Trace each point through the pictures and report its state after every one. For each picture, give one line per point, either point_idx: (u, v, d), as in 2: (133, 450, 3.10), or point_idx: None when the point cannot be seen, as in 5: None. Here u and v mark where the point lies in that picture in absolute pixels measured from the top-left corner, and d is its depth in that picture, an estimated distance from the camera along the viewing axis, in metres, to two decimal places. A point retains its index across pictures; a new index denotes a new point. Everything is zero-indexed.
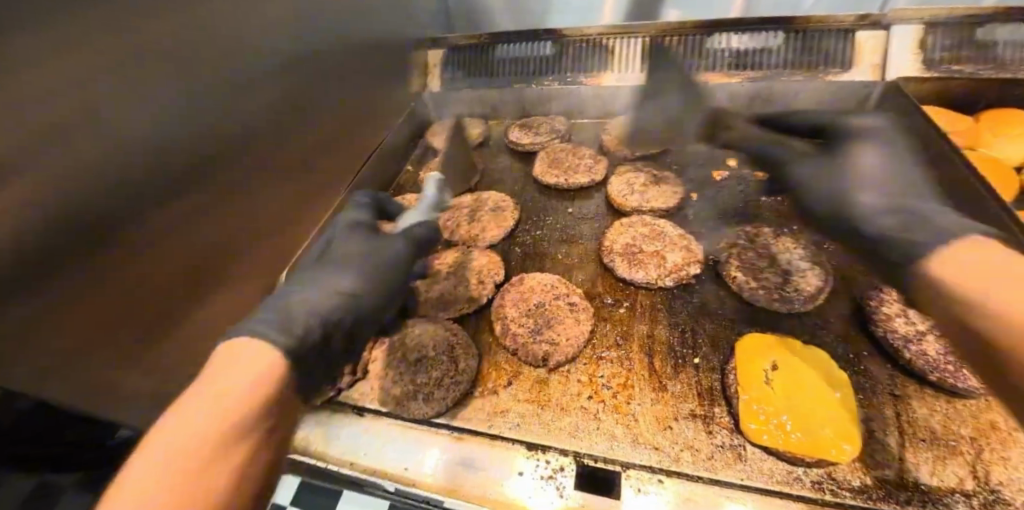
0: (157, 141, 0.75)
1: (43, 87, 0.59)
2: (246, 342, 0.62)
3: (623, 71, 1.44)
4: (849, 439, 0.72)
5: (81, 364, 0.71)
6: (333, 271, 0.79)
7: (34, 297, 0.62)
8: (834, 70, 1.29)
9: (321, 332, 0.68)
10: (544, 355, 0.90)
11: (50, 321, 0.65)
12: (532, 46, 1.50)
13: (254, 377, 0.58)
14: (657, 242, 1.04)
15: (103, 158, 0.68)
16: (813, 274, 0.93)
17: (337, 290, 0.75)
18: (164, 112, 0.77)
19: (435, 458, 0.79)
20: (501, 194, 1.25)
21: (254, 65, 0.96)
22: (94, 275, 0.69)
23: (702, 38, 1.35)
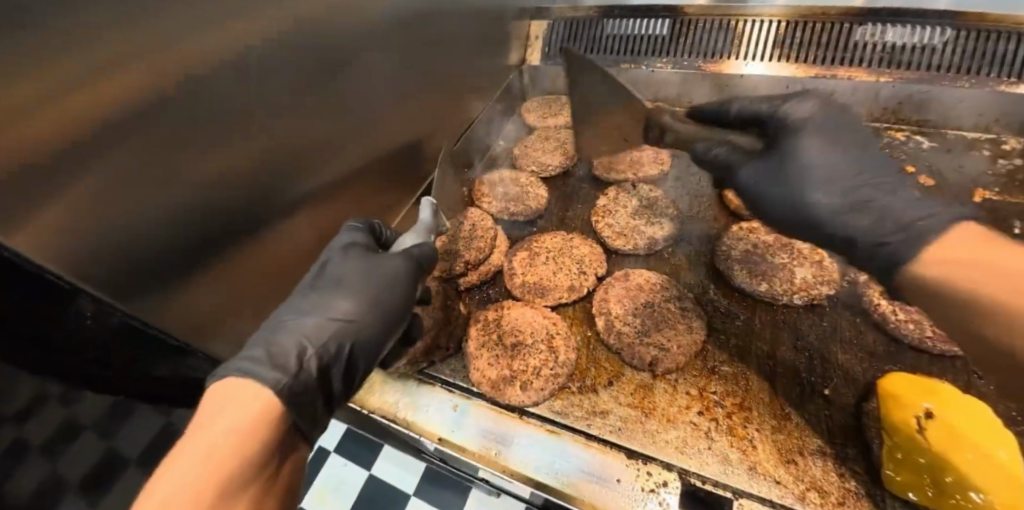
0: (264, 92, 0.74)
1: (184, 27, 0.56)
2: (241, 377, 0.58)
3: (750, 59, 1.30)
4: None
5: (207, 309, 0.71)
6: (328, 291, 0.71)
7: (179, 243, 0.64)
8: (1007, 80, 1.11)
9: (318, 367, 0.64)
10: (651, 360, 0.84)
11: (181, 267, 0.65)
12: (644, 23, 1.39)
13: (258, 408, 0.56)
14: (783, 253, 0.95)
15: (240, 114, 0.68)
16: None
17: (331, 315, 0.68)
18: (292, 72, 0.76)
19: (531, 450, 0.76)
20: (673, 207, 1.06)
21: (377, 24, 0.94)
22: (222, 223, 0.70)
23: (850, 27, 1.19)
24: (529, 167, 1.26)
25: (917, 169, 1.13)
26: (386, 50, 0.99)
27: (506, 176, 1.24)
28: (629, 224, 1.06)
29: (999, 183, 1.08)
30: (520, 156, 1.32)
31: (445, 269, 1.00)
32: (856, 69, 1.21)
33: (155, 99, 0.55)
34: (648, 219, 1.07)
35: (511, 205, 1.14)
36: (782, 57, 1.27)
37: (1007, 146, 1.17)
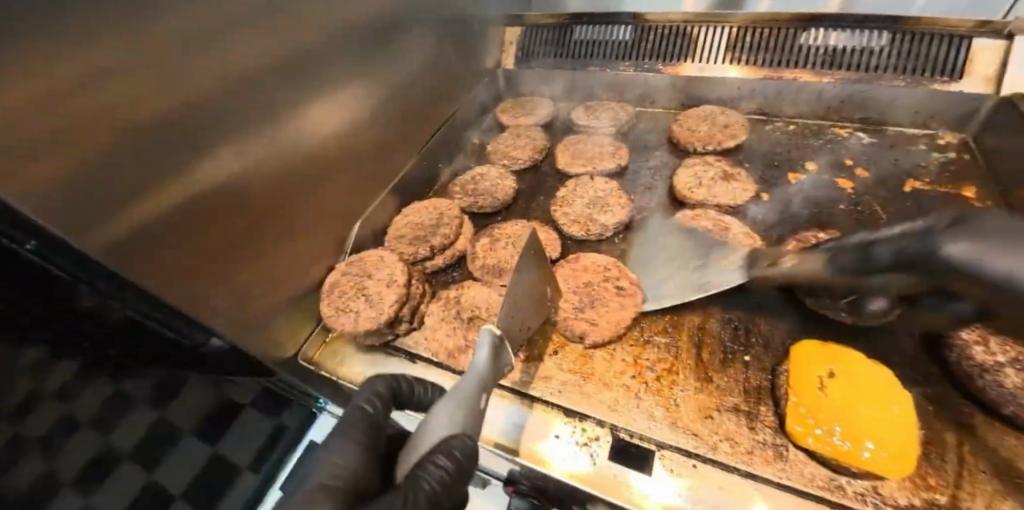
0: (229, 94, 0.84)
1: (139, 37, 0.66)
2: None
3: (705, 62, 1.40)
4: (901, 457, 0.70)
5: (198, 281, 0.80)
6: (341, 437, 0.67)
7: (169, 225, 0.74)
8: (941, 79, 1.20)
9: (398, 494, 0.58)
10: (581, 332, 0.92)
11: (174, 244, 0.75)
12: (611, 29, 1.49)
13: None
14: (720, 237, 1.03)
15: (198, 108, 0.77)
16: (888, 288, 0.89)
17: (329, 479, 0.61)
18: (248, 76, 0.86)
19: None
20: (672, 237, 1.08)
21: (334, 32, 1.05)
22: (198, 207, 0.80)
23: (795, 32, 1.28)
24: (499, 163, 1.36)
25: (855, 163, 1.21)
26: (346, 55, 1.10)
27: (478, 172, 1.33)
28: (584, 213, 1.15)
29: (931, 174, 1.16)
30: (492, 153, 1.41)
31: (412, 254, 1.08)
32: (802, 70, 1.30)
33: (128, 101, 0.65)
34: (602, 208, 1.15)
35: (479, 198, 1.23)
36: (736, 60, 1.37)
37: (943, 141, 1.25)
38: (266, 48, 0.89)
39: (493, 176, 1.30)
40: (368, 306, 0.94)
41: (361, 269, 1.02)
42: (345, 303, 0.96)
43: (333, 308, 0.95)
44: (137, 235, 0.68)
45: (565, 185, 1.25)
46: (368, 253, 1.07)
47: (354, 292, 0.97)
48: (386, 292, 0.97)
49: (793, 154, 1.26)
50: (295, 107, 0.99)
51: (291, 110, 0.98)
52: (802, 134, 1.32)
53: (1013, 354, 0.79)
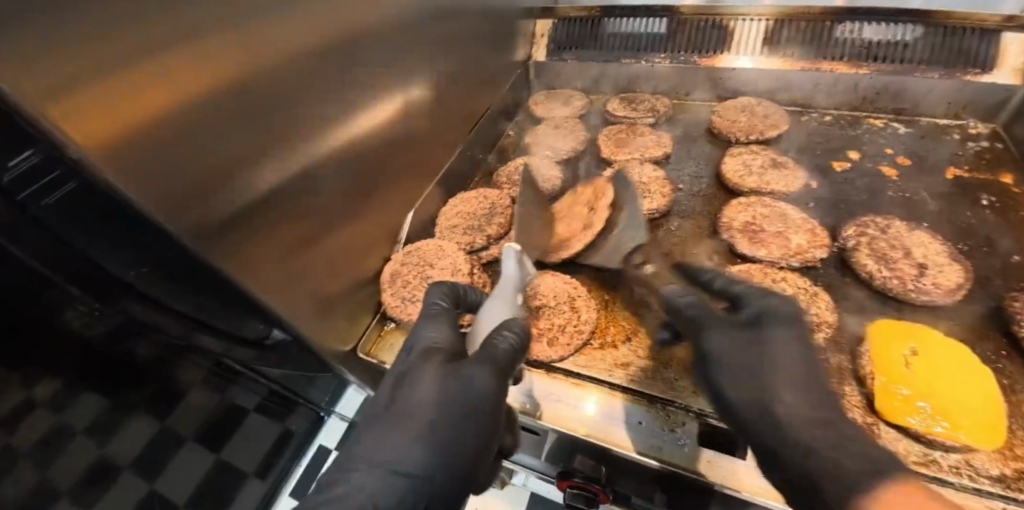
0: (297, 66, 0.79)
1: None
2: None
3: (741, 55, 1.42)
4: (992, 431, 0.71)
5: (269, 268, 0.76)
6: (383, 406, 0.64)
7: (248, 203, 0.70)
8: (972, 70, 1.23)
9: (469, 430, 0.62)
10: (577, 308, 0.95)
11: (251, 226, 0.71)
12: (643, 22, 1.49)
13: None
14: (779, 223, 1.03)
15: (270, 78, 0.73)
16: (951, 269, 0.90)
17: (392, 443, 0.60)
18: (314, 46, 0.82)
19: (555, 398, 0.83)
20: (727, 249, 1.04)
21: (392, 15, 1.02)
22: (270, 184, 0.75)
23: (831, 25, 1.30)
24: (542, 153, 1.35)
25: (895, 152, 1.24)
26: (400, 41, 1.07)
27: (521, 163, 1.32)
28: (624, 195, 1.17)
29: (968, 161, 1.20)
30: (532, 144, 1.40)
31: (470, 243, 1.06)
32: (839, 63, 1.33)
33: (208, 66, 0.60)
34: (641, 193, 1.16)
35: (530, 189, 1.22)
36: (770, 52, 1.39)
37: (974, 131, 1.29)
38: (333, 29, 0.86)
39: (538, 166, 1.29)
40: None
41: (420, 258, 0.99)
42: (414, 291, 0.92)
43: (402, 298, 0.92)
44: (228, 215, 0.65)
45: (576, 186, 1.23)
46: (424, 243, 1.04)
47: (419, 281, 0.94)
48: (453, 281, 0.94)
49: (833, 143, 1.28)
50: (358, 94, 0.96)
51: (354, 97, 0.95)
52: (839, 124, 1.34)
53: None
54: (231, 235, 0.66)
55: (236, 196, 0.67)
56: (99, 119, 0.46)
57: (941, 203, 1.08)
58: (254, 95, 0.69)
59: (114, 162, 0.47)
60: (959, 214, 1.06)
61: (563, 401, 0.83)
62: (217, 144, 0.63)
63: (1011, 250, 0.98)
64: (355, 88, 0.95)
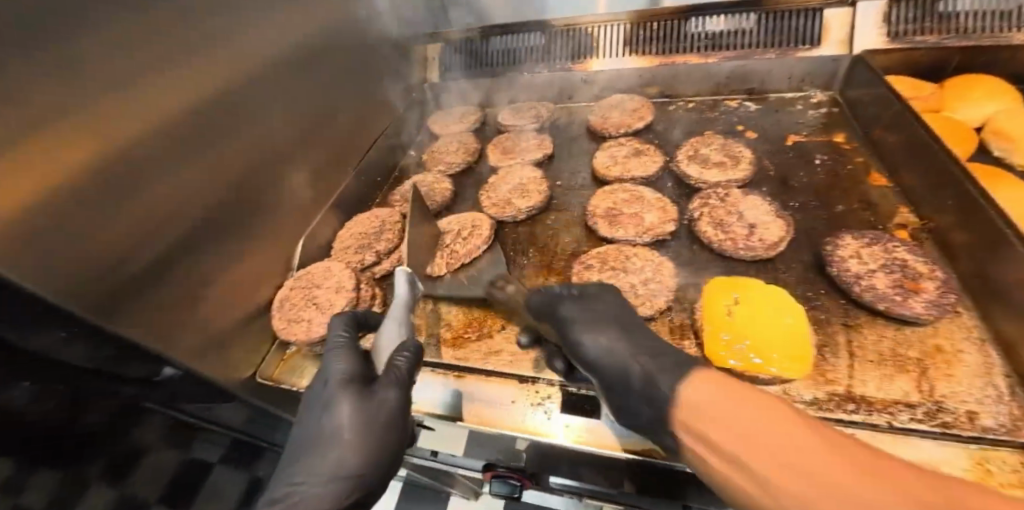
0: (163, 128, 0.85)
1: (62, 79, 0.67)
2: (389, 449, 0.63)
3: (608, 57, 1.55)
4: (801, 359, 0.81)
5: (147, 318, 0.81)
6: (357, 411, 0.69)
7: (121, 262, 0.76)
8: (803, 47, 1.38)
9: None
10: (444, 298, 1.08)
11: (120, 279, 0.76)
12: (519, 37, 1.61)
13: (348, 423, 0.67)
14: (637, 204, 1.14)
15: (130, 143, 0.79)
16: (775, 226, 1.02)
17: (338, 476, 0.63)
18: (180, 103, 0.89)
19: (439, 393, 0.89)
20: (589, 234, 1.14)
21: (258, 64, 1.10)
22: (137, 234, 0.79)
23: (678, 23, 1.45)
24: (436, 169, 1.44)
25: (745, 127, 1.38)
26: (270, 82, 1.15)
27: (416, 180, 1.40)
28: (506, 197, 1.26)
29: (808, 128, 1.35)
30: (429, 161, 1.49)
31: (359, 261, 1.13)
32: (691, 55, 1.47)
33: (57, 148, 0.66)
34: (521, 194, 1.26)
35: (418, 203, 1.31)
36: (634, 52, 1.52)
37: (816, 100, 1.43)
38: (198, 78, 0.93)
39: (432, 181, 1.38)
40: (318, 313, 0.99)
41: (309, 281, 1.07)
42: (302, 312, 1.00)
43: (289, 320, 0.99)
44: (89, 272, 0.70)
45: (482, 194, 1.30)
46: (314, 266, 1.11)
47: (306, 304, 1.01)
48: (336, 298, 1.01)
49: (696, 127, 1.41)
50: (232, 138, 1.03)
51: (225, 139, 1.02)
52: (700, 109, 1.48)
53: (880, 261, 0.94)
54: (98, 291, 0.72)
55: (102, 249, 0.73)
56: None
57: (780, 168, 1.21)
58: (121, 155, 0.76)
59: None
60: (794, 175, 1.19)
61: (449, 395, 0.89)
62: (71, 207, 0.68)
63: (835, 201, 1.10)
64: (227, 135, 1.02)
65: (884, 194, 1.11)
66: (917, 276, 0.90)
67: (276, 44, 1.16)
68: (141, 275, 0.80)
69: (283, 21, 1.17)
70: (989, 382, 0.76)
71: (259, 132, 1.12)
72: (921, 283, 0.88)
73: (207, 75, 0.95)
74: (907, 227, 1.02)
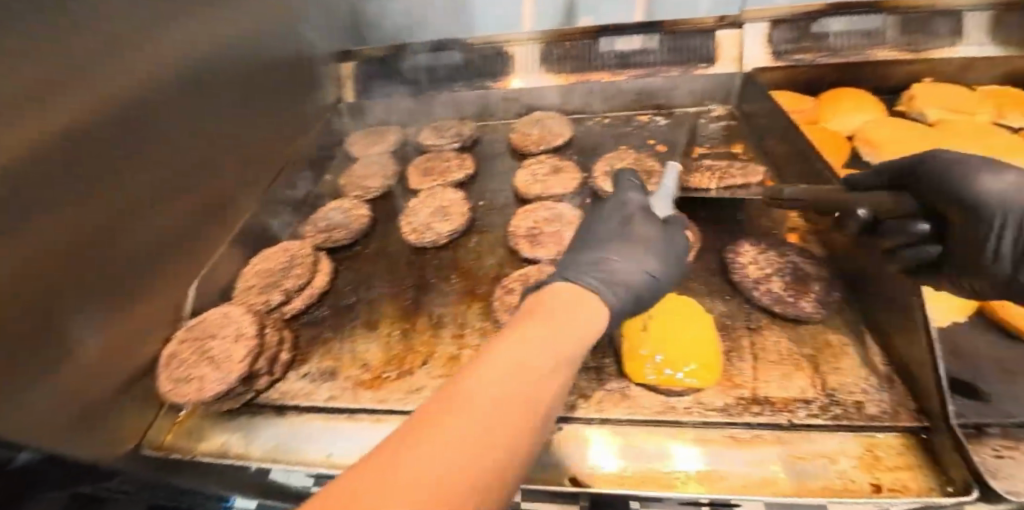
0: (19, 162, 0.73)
1: None
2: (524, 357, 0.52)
3: (525, 75, 1.56)
4: (710, 368, 0.84)
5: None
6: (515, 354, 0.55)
7: None
8: (702, 65, 1.48)
9: None
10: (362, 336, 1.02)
11: None
12: (436, 56, 1.59)
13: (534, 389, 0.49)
14: (556, 222, 1.15)
15: None
16: (683, 237, 1.06)
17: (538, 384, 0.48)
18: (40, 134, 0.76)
19: (346, 440, 0.82)
20: (511, 255, 1.13)
21: (139, 86, 0.98)
22: None
23: (589, 42, 1.50)
24: (352, 194, 1.37)
25: (656, 141, 1.44)
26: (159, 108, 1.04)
27: (330, 207, 1.32)
28: (426, 222, 1.22)
29: (711, 140, 1.44)
30: (345, 186, 1.42)
31: (264, 302, 1.05)
32: (603, 73, 1.52)
33: None
34: (442, 217, 1.22)
35: (331, 232, 1.23)
36: (549, 70, 1.55)
37: (717, 114, 1.54)
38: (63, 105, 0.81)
39: (348, 208, 1.31)
40: (214, 367, 0.89)
41: (204, 330, 0.96)
42: (195, 366, 0.90)
43: (179, 378, 0.88)
44: None
45: (401, 219, 1.25)
46: (211, 313, 1.00)
47: (199, 357, 0.91)
48: (234, 348, 0.92)
49: (612, 142, 1.46)
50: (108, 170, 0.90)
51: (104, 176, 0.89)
52: (615, 124, 1.53)
53: (775, 266, 1.01)
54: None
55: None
56: None
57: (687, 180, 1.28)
58: None
59: None
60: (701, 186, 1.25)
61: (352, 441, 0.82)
62: None
63: (737, 209, 1.18)
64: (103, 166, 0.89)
65: None
66: (806, 277, 0.97)
67: (164, 66, 1.05)
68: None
69: (170, 38, 1.06)
70: (870, 372, 0.83)
71: (147, 165, 1.00)
72: (809, 284, 0.96)
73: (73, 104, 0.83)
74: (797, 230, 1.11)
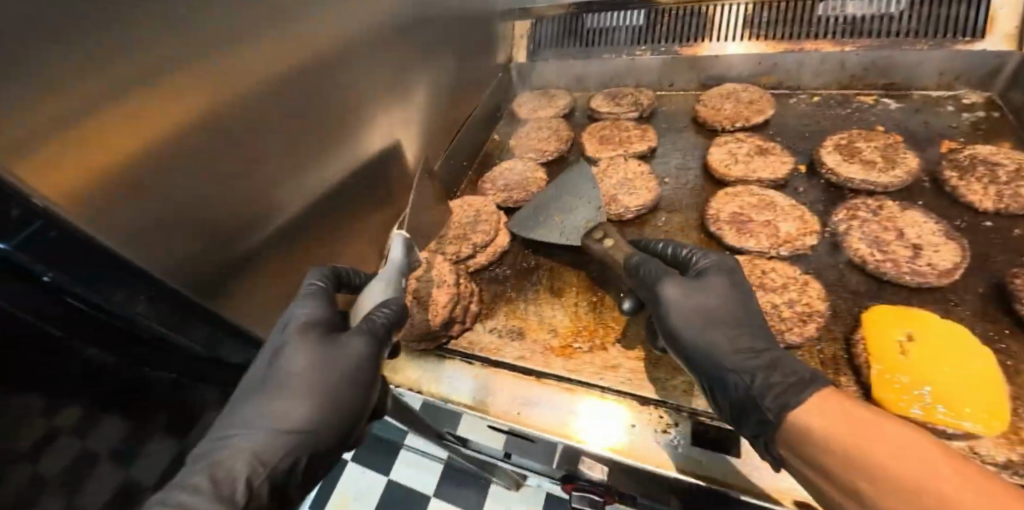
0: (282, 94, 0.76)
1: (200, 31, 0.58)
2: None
3: (724, 41, 1.38)
4: (997, 416, 0.67)
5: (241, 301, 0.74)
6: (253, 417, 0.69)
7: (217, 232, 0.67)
8: (963, 39, 1.19)
9: None
10: (550, 302, 1.00)
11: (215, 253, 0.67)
12: (620, 15, 1.47)
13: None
14: (767, 211, 1.01)
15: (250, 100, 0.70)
16: (947, 249, 0.88)
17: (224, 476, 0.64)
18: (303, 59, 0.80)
19: (542, 403, 0.82)
20: (709, 238, 1.02)
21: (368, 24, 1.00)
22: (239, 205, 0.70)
23: (813, 4, 1.27)
24: (526, 155, 1.35)
25: (886, 129, 1.21)
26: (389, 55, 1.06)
27: (504, 167, 1.31)
28: (609, 193, 1.15)
29: (962, 134, 1.17)
30: (517, 147, 1.39)
31: (454, 252, 1.07)
32: (822, 42, 1.29)
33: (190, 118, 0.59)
34: (628, 190, 1.14)
35: (510, 194, 1.22)
36: (754, 36, 1.35)
37: (968, 101, 1.25)
38: (323, 45, 0.85)
39: (525, 170, 1.28)
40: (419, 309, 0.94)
41: None
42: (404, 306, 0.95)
43: None
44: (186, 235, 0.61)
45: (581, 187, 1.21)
46: None
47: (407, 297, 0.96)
48: (438, 293, 0.96)
49: (825, 124, 1.25)
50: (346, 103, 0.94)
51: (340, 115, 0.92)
52: (828, 105, 1.31)
53: None
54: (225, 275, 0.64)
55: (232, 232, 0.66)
56: (82, 179, 0.47)
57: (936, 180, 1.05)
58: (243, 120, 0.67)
59: (78, 206, 0.47)
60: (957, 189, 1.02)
61: (543, 405, 0.82)
62: (189, 180, 0.60)
63: (1016, 224, 0.94)
64: (340, 92, 0.91)
65: None
66: None
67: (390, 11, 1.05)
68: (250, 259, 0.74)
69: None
70: None
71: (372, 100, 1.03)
72: None
73: (326, 41, 0.85)
74: None
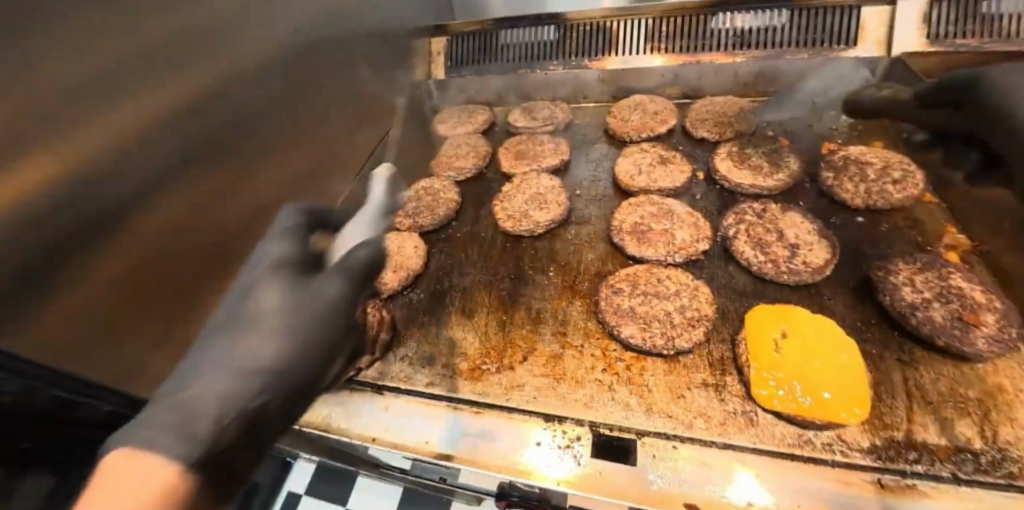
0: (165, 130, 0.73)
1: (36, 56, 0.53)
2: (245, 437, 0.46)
3: (628, 54, 1.44)
4: (858, 404, 0.74)
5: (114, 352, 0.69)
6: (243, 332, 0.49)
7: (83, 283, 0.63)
8: (839, 47, 1.29)
9: None
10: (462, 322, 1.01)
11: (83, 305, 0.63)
12: (532, 31, 1.50)
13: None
14: (665, 220, 1.06)
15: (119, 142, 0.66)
16: (821, 247, 0.95)
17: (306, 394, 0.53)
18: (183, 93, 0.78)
19: (447, 430, 0.80)
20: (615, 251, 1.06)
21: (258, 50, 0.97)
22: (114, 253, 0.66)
23: (706, 18, 1.33)
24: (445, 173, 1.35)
25: (776, 133, 1.29)
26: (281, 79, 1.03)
27: (421, 187, 1.31)
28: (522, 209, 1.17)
29: (841, 135, 1.27)
30: (435, 165, 1.39)
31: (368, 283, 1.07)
32: (718, 53, 1.37)
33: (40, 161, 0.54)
34: (539, 205, 1.17)
35: (420, 216, 1.22)
36: (656, 50, 1.41)
37: None
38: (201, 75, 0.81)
39: (442, 189, 1.28)
40: None
41: None
42: None
43: None
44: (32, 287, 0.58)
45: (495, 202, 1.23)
46: None
47: None
48: None
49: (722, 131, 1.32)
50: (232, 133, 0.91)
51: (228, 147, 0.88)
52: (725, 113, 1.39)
53: (934, 290, 0.87)
54: (86, 306, 0.63)
55: (108, 258, 0.65)
56: None
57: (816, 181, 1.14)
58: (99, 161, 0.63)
59: None
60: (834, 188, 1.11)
61: (451, 432, 0.80)
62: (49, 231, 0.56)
63: (881, 218, 1.03)
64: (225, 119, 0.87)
65: (932, 213, 1.03)
66: (975, 307, 0.82)
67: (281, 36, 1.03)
68: (133, 269, 0.70)
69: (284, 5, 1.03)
70: None
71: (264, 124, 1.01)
72: (981, 315, 0.81)
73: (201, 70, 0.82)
74: (958, 249, 0.95)
